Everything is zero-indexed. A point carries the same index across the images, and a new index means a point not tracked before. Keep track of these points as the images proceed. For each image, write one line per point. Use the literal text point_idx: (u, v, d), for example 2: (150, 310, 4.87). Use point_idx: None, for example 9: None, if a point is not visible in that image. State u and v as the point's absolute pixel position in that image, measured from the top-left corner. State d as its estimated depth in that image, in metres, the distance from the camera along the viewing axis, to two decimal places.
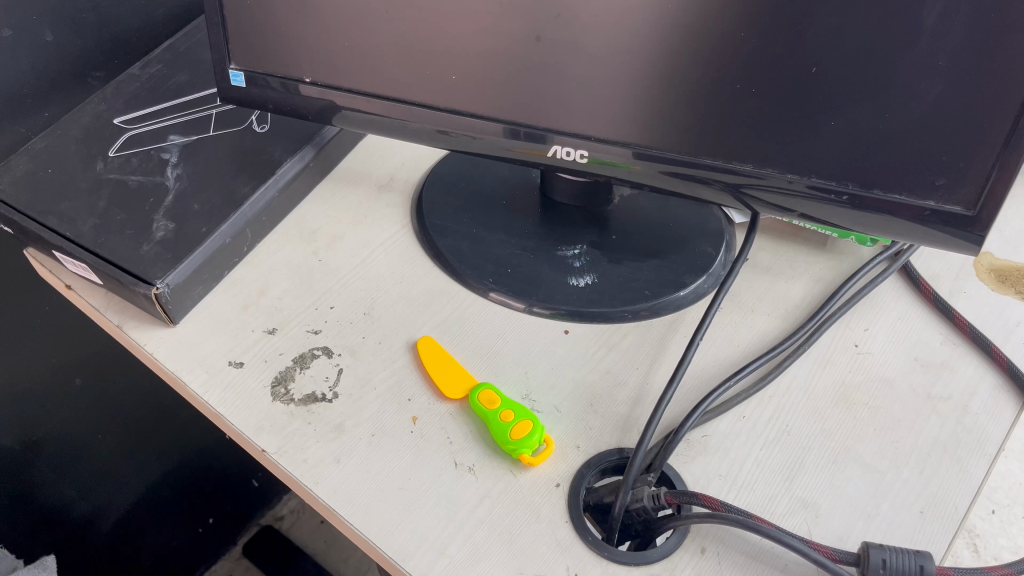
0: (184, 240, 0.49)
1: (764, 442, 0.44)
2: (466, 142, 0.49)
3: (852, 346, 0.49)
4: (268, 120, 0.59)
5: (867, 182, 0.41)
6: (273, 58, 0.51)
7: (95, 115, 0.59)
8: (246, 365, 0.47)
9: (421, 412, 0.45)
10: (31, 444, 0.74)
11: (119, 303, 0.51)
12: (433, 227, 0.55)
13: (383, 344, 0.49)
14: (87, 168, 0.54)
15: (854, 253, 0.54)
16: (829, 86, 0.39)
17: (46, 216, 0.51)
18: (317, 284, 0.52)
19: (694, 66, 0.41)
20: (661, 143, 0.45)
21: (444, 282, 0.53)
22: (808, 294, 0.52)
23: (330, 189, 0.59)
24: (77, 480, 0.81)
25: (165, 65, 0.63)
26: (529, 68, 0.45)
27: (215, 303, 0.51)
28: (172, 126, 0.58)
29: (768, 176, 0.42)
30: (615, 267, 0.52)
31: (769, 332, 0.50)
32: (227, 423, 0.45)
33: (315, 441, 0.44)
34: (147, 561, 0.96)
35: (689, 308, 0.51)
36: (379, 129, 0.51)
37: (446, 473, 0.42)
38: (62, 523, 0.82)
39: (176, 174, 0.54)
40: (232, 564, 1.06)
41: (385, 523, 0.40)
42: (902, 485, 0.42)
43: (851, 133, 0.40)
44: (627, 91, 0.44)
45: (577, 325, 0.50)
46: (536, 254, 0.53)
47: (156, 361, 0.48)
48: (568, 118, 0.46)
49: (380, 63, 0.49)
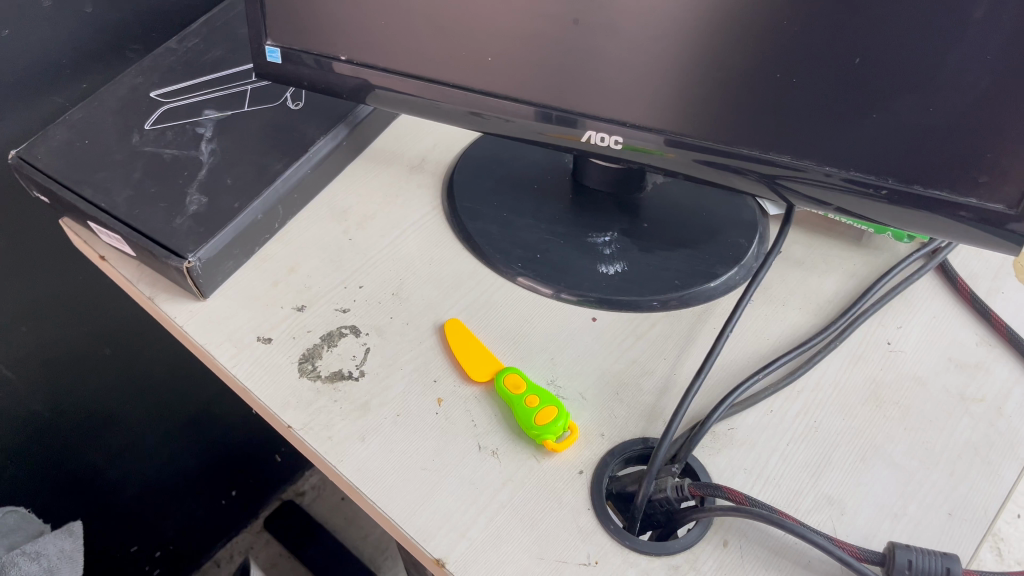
0: (217, 215, 0.50)
1: (791, 437, 0.43)
2: (498, 124, 0.49)
3: (885, 343, 0.48)
4: (303, 98, 0.58)
5: (907, 177, 0.40)
6: (309, 34, 0.51)
7: (132, 87, 0.59)
8: (275, 341, 0.48)
9: (446, 394, 0.45)
10: (61, 410, 0.75)
11: (151, 275, 0.51)
12: (464, 210, 0.55)
13: (410, 324, 0.49)
14: (122, 140, 0.55)
15: (891, 249, 0.53)
16: (873, 78, 0.38)
17: (82, 186, 0.51)
18: (346, 263, 0.52)
19: (735, 53, 0.41)
20: (697, 131, 0.44)
21: (472, 264, 0.53)
22: (840, 289, 0.51)
23: (362, 168, 0.59)
24: (105, 446, 0.83)
25: (202, 39, 0.63)
26: (567, 52, 0.45)
27: (245, 278, 0.51)
28: (206, 101, 0.58)
29: (806, 168, 0.42)
30: (646, 255, 0.52)
31: (799, 327, 0.49)
32: (254, 397, 0.45)
33: (340, 419, 0.44)
34: (170, 529, 0.98)
35: (719, 300, 0.50)
36: (411, 109, 0.51)
37: (470, 455, 0.42)
38: (90, 488, 0.84)
39: (210, 148, 0.54)
40: (253, 538, 1.10)
41: (409, 502, 0.40)
42: (931, 485, 0.41)
43: (893, 127, 0.39)
44: (666, 76, 0.43)
45: (604, 312, 0.50)
46: (566, 239, 0.53)
47: (186, 335, 0.48)
48: (604, 102, 0.46)
49: (415, 44, 0.49)
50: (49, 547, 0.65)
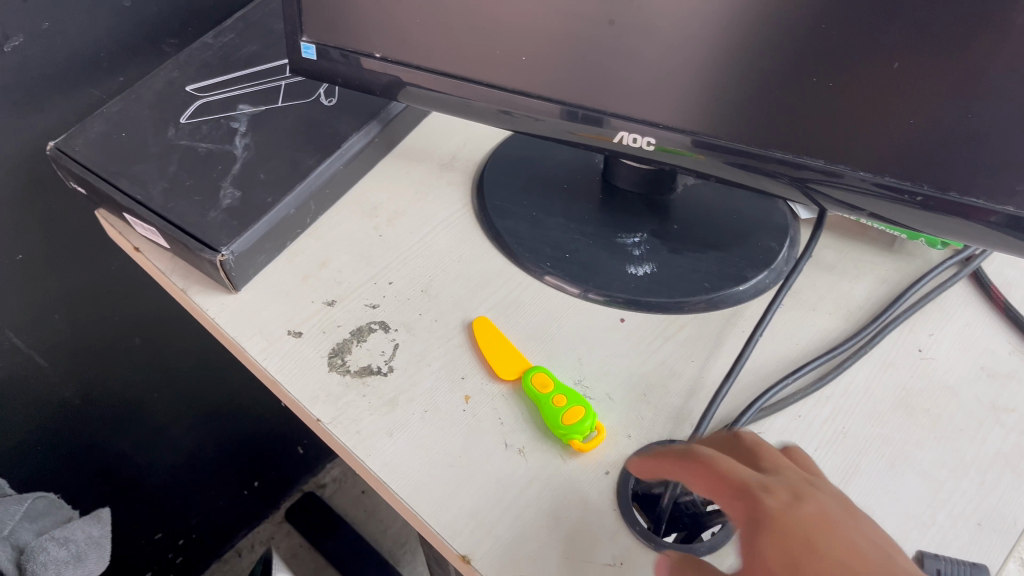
0: (250, 209, 0.50)
1: (819, 443, 0.43)
2: (529, 123, 0.49)
3: (916, 351, 0.48)
4: (336, 94, 0.59)
5: (942, 184, 0.40)
6: (344, 31, 0.51)
7: (168, 81, 0.59)
8: (305, 335, 0.48)
9: (473, 391, 0.46)
10: (90, 398, 0.77)
11: (184, 267, 0.52)
12: (494, 208, 0.55)
13: (439, 321, 0.49)
14: (158, 133, 0.55)
15: (924, 255, 0.53)
16: (910, 84, 0.38)
17: (119, 178, 0.52)
18: (376, 259, 0.53)
19: (771, 56, 0.41)
20: (730, 133, 0.44)
21: (501, 263, 0.53)
22: (871, 295, 0.51)
23: (393, 165, 0.60)
24: (132, 435, 0.84)
25: (237, 34, 0.64)
26: (601, 52, 0.45)
27: (277, 272, 0.52)
28: (241, 96, 0.59)
29: (839, 173, 0.42)
30: (675, 257, 0.52)
31: (829, 332, 0.49)
32: (284, 390, 0.45)
33: (369, 413, 0.44)
34: (194, 517, 0.99)
35: (748, 303, 0.50)
36: (443, 106, 0.52)
37: (497, 453, 0.43)
38: (117, 475, 0.85)
39: (244, 143, 0.55)
40: (274, 528, 1.11)
41: (435, 498, 0.40)
42: (960, 495, 0.41)
43: (930, 134, 0.39)
44: (700, 78, 0.43)
45: (632, 313, 0.50)
46: (595, 239, 0.53)
47: (218, 327, 0.49)
48: (637, 103, 0.46)
49: (450, 42, 0.49)
50: (77, 533, 0.67)
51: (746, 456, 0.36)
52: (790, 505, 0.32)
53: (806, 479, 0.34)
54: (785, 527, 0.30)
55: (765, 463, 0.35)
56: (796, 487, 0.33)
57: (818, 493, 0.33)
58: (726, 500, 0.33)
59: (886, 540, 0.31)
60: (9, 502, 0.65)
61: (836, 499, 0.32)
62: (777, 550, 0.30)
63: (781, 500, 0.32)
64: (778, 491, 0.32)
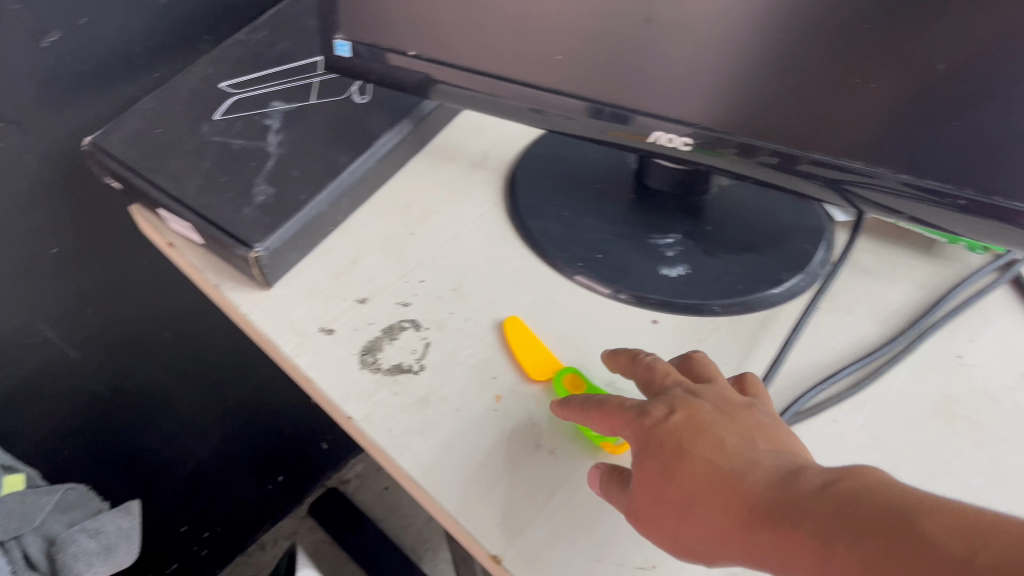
0: (283, 206, 0.50)
1: (855, 449, 0.42)
2: (562, 122, 0.49)
3: (954, 357, 0.47)
4: (369, 91, 0.59)
5: (987, 188, 0.39)
6: (378, 29, 0.51)
7: (202, 78, 0.60)
8: (337, 333, 0.48)
9: (504, 391, 0.45)
10: (120, 391, 0.77)
11: (217, 263, 0.52)
12: (525, 207, 0.55)
13: (470, 320, 0.49)
14: (192, 129, 0.56)
15: (963, 260, 0.52)
16: (956, 85, 0.37)
17: (154, 174, 0.52)
18: (407, 257, 0.53)
19: (811, 56, 0.40)
20: (768, 134, 0.44)
21: (533, 262, 0.53)
22: (908, 299, 0.50)
23: (424, 163, 0.60)
24: (160, 428, 0.85)
25: (271, 31, 0.64)
26: (637, 51, 0.44)
27: (309, 269, 0.52)
28: (275, 93, 0.59)
29: (879, 175, 0.41)
30: (708, 258, 0.51)
31: (865, 337, 0.48)
32: (315, 387, 0.46)
33: (400, 411, 0.44)
34: (219, 510, 1.00)
35: (783, 307, 0.50)
36: (474, 104, 0.52)
37: (528, 454, 0.42)
38: (145, 466, 0.86)
39: (278, 139, 0.55)
40: (297, 522, 1.12)
41: (466, 498, 0.40)
42: (1001, 504, 0.40)
43: (975, 136, 0.38)
44: (739, 78, 0.43)
45: (665, 315, 0.49)
46: (627, 240, 0.53)
47: (250, 323, 0.49)
48: (673, 102, 0.45)
49: (485, 40, 0.49)
50: (107, 525, 0.67)
51: (641, 382, 0.41)
52: (665, 418, 0.36)
53: (684, 392, 0.38)
54: (659, 440, 0.35)
55: (659, 387, 0.40)
56: (673, 400, 0.37)
57: (694, 402, 0.37)
58: (617, 426, 0.38)
59: (751, 426, 0.36)
60: (40, 492, 0.65)
61: (709, 403, 0.37)
62: (654, 463, 0.35)
63: (657, 416, 0.36)
64: (655, 408, 0.37)
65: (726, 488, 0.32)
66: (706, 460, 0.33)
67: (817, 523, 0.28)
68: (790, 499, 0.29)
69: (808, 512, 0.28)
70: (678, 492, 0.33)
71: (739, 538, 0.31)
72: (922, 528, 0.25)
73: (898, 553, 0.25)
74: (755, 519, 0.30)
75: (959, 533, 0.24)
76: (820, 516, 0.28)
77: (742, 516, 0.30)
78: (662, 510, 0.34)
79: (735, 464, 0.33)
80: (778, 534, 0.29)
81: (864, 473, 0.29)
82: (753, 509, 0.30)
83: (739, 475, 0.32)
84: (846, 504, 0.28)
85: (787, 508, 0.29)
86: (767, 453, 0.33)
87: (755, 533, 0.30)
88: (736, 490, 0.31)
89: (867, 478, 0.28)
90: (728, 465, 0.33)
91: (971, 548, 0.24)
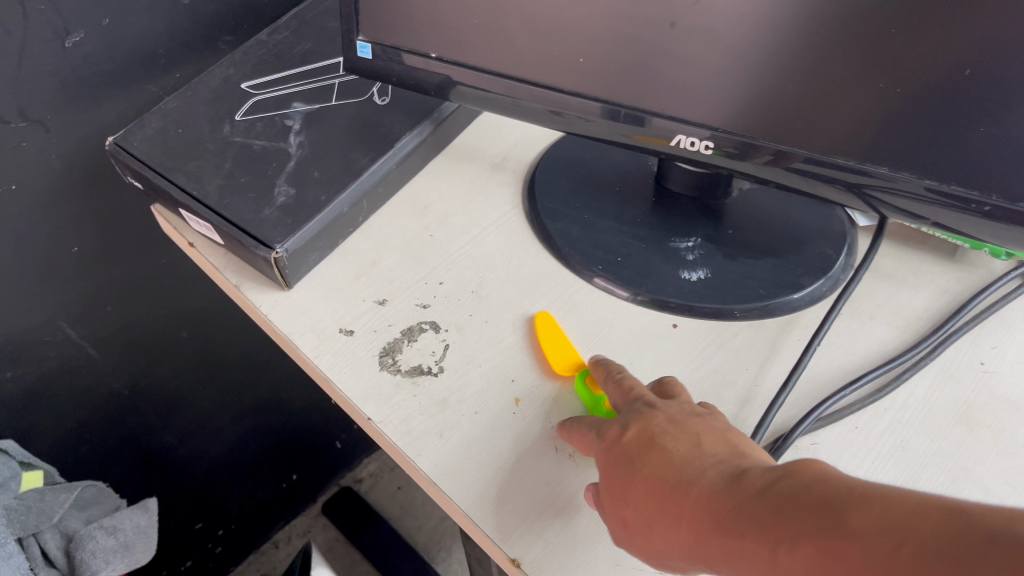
0: (304, 207, 0.50)
1: (877, 455, 0.42)
2: (582, 124, 0.49)
3: (978, 364, 0.46)
4: (389, 93, 0.59)
5: (1012, 194, 0.39)
6: (400, 30, 0.52)
7: (224, 78, 0.60)
8: (357, 334, 0.48)
9: (523, 393, 0.45)
10: (138, 389, 0.78)
11: (238, 264, 0.53)
12: (545, 209, 0.55)
13: (489, 323, 0.49)
14: (214, 130, 0.56)
15: (986, 266, 0.52)
16: (982, 92, 0.37)
17: (176, 174, 0.53)
18: (427, 259, 0.53)
19: (836, 61, 0.40)
20: (791, 139, 0.43)
21: (552, 265, 0.53)
22: (931, 305, 0.50)
23: (444, 165, 0.60)
24: (177, 426, 0.85)
25: (292, 32, 0.64)
26: (660, 55, 0.44)
27: (329, 270, 0.52)
28: (296, 94, 0.59)
29: (903, 181, 0.41)
30: (729, 262, 0.51)
31: (887, 343, 0.48)
32: (335, 388, 0.46)
33: (419, 413, 0.44)
34: (234, 508, 1.00)
35: (804, 312, 0.49)
36: (494, 106, 0.51)
37: (547, 457, 0.42)
38: (162, 464, 0.86)
39: (299, 140, 0.55)
40: (311, 521, 1.12)
41: (485, 501, 0.40)
42: None
43: (1001, 142, 0.38)
44: (762, 82, 0.42)
45: (685, 319, 0.49)
46: (647, 243, 0.53)
47: (270, 323, 0.49)
48: (694, 106, 0.45)
49: (506, 42, 0.49)
50: (125, 523, 0.68)
51: (616, 397, 0.41)
52: (620, 437, 0.37)
53: (643, 405, 0.39)
54: (616, 461, 0.36)
55: (623, 404, 0.40)
56: (627, 418, 0.38)
57: (648, 415, 0.37)
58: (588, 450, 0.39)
59: (703, 432, 0.36)
60: (59, 490, 0.65)
61: (662, 413, 0.37)
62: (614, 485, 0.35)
63: (613, 436, 0.37)
64: (610, 429, 0.38)
65: (679, 500, 0.32)
66: (658, 476, 0.34)
67: (761, 530, 0.28)
68: (735, 505, 0.30)
69: (753, 518, 0.29)
70: (638, 511, 0.34)
71: (699, 548, 0.31)
72: (851, 525, 0.25)
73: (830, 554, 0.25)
74: (707, 529, 0.31)
75: (880, 524, 0.24)
76: (763, 522, 0.28)
77: (696, 529, 0.31)
78: (631, 533, 0.34)
79: (684, 476, 0.33)
80: (730, 544, 0.29)
81: (804, 468, 0.29)
82: (705, 520, 0.31)
83: (691, 487, 0.32)
84: (784, 506, 0.28)
85: (735, 513, 0.30)
86: (718, 460, 0.33)
87: (709, 547, 0.30)
88: (687, 501, 0.32)
89: (807, 475, 0.29)
90: (679, 477, 0.33)
91: (891, 541, 0.24)
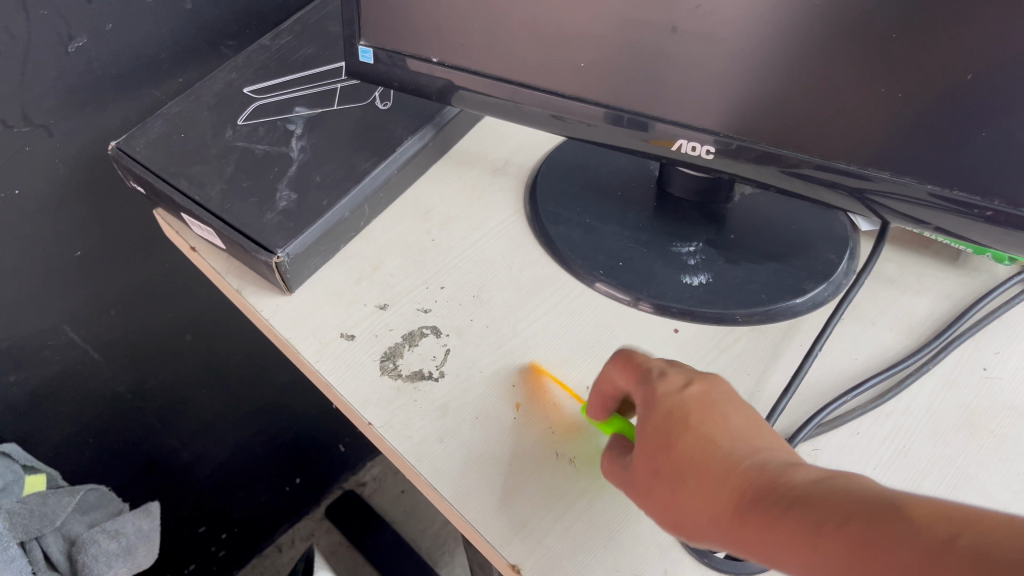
0: (305, 212, 0.50)
1: (878, 461, 0.42)
2: (584, 129, 0.49)
3: (981, 369, 0.46)
4: (391, 97, 0.59)
5: (1014, 199, 0.38)
6: (402, 35, 0.52)
7: (226, 83, 0.60)
8: (358, 339, 0.48)
9: (524, 398, 0.45)
10: (141, 393, 0.78)
11: (240, 268, 0.53)
12: (547, 214, 0.55)
13: (490, 327, 0.49)
14: (216, 134, 0.56)
15: (989, 271, 0.52)
16: (984, 97, 0.37)
17: (178, 179, 0.53)
18: (428, 263, 0.53)
19: (837, 65, 0.40)
20: (792, 143, 0.43)
21: (554, 269, 0.53)
22: (933, 310, 0.50)
23: (446, 169, 0.60)
24: (180, 430, 0.85)
25: (294, 36, 0.65)
26: (662, 60, 0.44)
27: (331, 275, 0.52)
28: (298, 98, 0.59)
29: (905, 185, 0.41)
30: (731, 267, 0.51)
31: (889, 347, 0.48)
32: (335, 392, 0.46)
33: (420, 418, 0.44)
34: (237, 511, 1.00)
35: (806, 316, 0.49)
36: (496, 111, 0.52)
37: (548, 462, 0.42)
38: (165, 468, 0.87)
39: (301, 145, 0.55)
40: (314, 524, 1.12)
41: (485, 506, 0.40)
42: None
43: (1003, 148, 0.38)
44: (763, 86, 0.42)
45: (686, 324, 0.49)
46: (649, 248, 0.52)
47: (272, 328, 0.49)
48: (695, 111, 0.45)
49: (508, 47, 0.49)
50: (127, 526, 0.68)
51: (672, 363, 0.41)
52: (680, 389, 0.37)
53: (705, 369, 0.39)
54: (668, 408, 0.36)
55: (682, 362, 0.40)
56: (689, 373, 0.38)
57: (711, 377, 0.38)
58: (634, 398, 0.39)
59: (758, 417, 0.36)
60: (62, 494, 0.65)
61: (725, 380, 0.37)
62: (654, 438, 0.36)
63: (671, 387, 0.37)
64: (671, 378, 0.38)
65: (720, 472, 0.32)
66: (710, 439, 0.34)
67: (804, 510, 0.28)
68: (782, 487, 0.30)
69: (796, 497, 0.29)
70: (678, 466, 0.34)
71: (726, 523, 0.31)
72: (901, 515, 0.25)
73: (874, 543, 0.25)
74: (744, 506, 0.31)
75: (940, 518, 0.24)
76: (807, 504, 0.28)
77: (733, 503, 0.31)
78: (658, 482, 0.35)
79: (734, 451, 0.33)
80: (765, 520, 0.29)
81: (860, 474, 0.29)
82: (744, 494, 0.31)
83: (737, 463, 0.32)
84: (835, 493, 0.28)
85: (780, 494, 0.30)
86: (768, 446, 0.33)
87: (739, 519, 0.30)
88: (733, 475, 0.32)
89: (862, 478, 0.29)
90: (730, 449, 0.33)
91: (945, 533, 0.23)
